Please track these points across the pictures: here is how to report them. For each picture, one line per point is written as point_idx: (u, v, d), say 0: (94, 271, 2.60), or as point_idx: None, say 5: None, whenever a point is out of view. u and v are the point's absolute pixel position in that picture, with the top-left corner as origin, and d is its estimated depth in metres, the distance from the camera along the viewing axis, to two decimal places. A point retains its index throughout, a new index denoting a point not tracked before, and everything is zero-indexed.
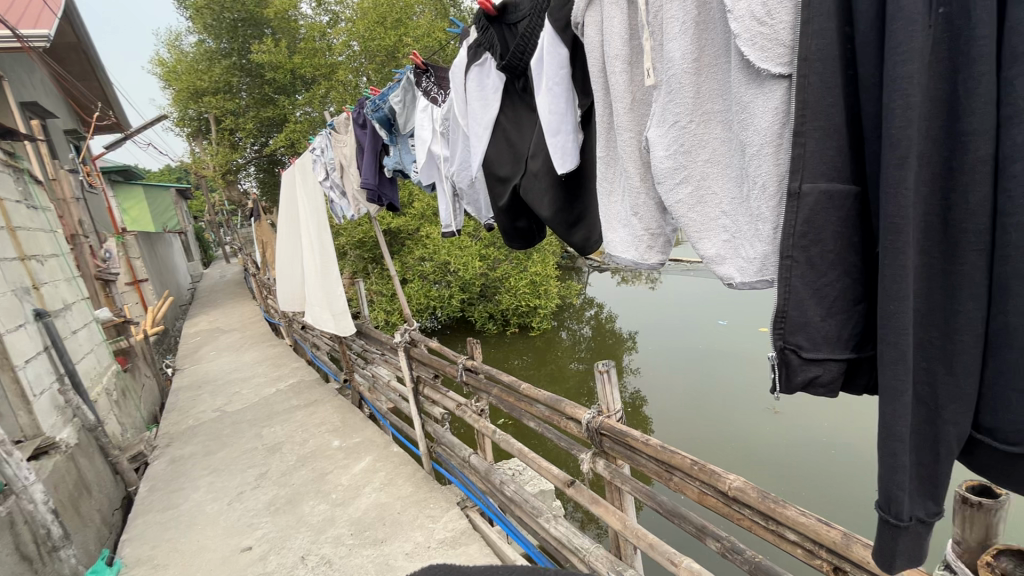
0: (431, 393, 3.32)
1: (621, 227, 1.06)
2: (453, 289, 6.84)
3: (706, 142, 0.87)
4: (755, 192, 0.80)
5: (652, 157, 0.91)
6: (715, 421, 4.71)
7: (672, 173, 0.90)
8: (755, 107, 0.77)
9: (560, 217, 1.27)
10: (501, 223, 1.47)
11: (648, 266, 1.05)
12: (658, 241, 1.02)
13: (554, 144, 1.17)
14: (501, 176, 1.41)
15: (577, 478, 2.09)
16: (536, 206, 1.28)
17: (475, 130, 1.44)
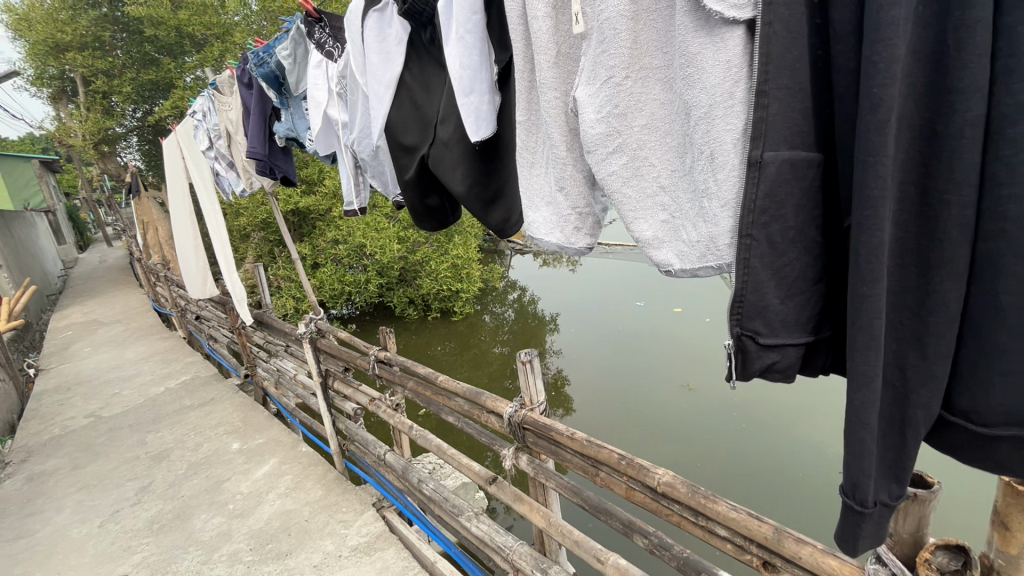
0: (342, 388, 3.05)
1: (545, 204, 0.92)
2: (370, 273, 6.44)
3: (643, 104, 0.75)
4: (700, 164, 0.69)
5: (582, 121, 0.77)
6: (634, 400, 4.82)
7: (605, 141, 0.76)
8: (699, 63, 0.66)
9: (476, 193, 1.09)
10: (410, 200, 1.26)
11: (575, 251, 0.92)
12: (586, 222, 0.89)
13: (465, 106, 0.98)
14: (405, 145, 1.19)
15: (499, 475, 1.96)
16: (449, 180, 1.10)
17: (374, 90, 1.20)
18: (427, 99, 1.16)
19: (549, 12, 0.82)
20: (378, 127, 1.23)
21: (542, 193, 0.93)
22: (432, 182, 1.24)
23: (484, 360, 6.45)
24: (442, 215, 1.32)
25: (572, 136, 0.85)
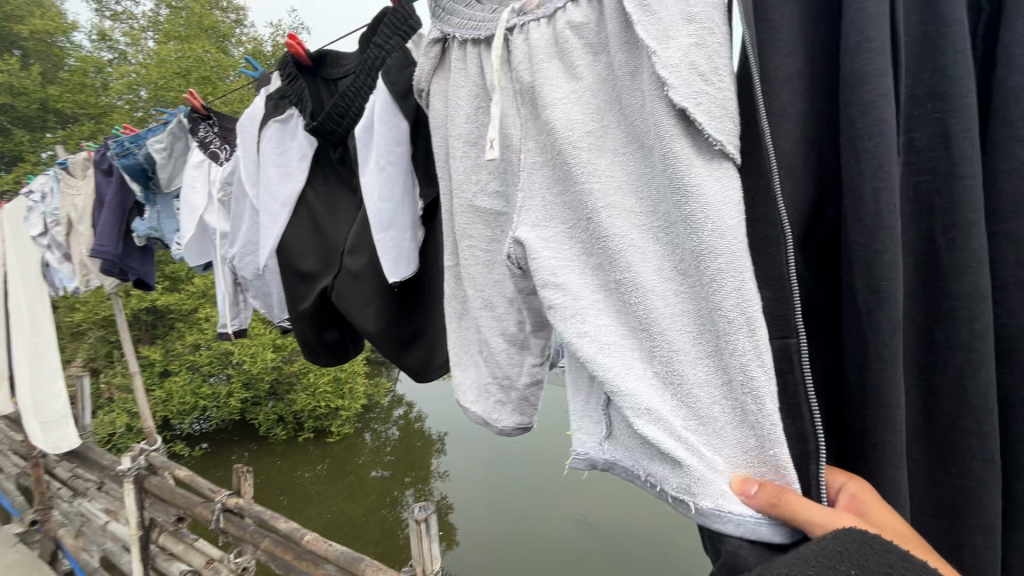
0: (170, 544, 2.39)
1: (471, 365, 0.80)
2: (234, 386, 5.55)
3: (628, 251, 0.58)
4: (722, 321, 0.51)
5: (541, 274, 0.62)
6: (523, 533, 4.48)
7: (579, 308, 0.59)
8: (700, 219, 0.51)
9: (389, 335, 0.95)
10: (304, 333, 1.07)
11: (499, 430, 0.78)
12: (512, 395, 0.75)
13: (380, 242, 0.87)
14: (303, 273, 1.04)
15: None
16: (358, 320, 0.96)
17: (268, 207, 1.04)
18: (333, 224, 1.03)
19: (473, 151, 0.75)
20: (269, 250, 1.05)
21: (467, 347, 0.81)
22: (332, 316, 1.08)
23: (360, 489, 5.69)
24: (340, 350, 1.13)
25: (490, 279, 0.75)
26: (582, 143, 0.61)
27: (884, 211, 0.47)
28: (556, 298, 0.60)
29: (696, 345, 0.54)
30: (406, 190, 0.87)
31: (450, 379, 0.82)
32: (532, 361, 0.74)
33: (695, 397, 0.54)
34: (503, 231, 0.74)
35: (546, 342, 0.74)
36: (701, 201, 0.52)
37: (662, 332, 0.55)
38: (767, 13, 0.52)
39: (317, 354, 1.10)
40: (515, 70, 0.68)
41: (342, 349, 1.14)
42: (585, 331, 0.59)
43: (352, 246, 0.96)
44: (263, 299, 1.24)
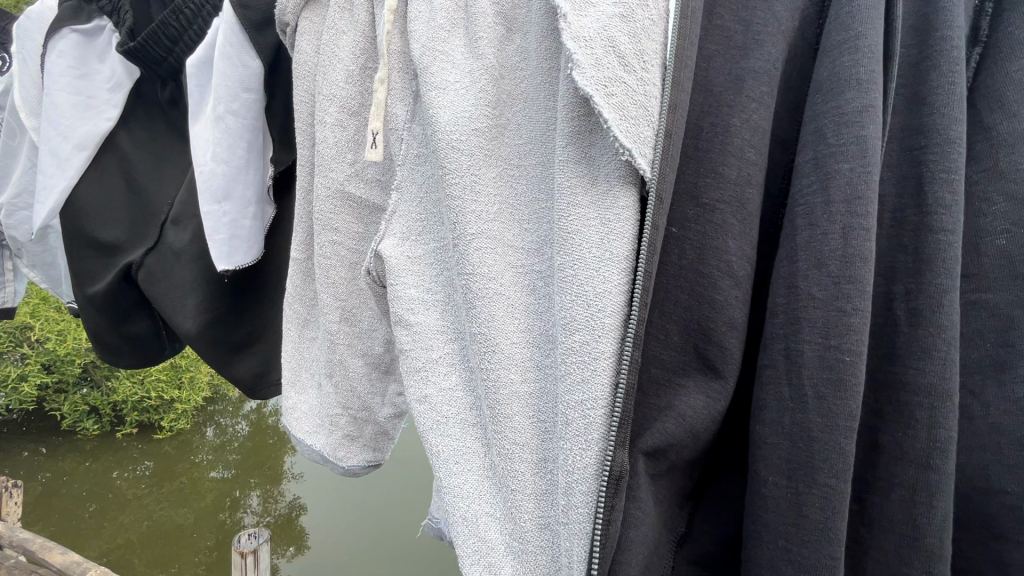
0: None
1: (315, 387, 0.67)
2: (29, 367, 4.50)
3: (498, 294, 0.47)
4: (574, 408, 0.43)
5: (395, 302, 0.51)
6: None
7: (426, 356, 0.50)
8: (565, 280, 0.44)
9: (212, 336, 0.79)
10: (88, 324, 0.86)
11: (345, 471, 0.65)
12: (365, 431, 0.64)
13: (211, 219, 0.67)
14: (99, 244, 0.83)
15: None
16: (173, 314, 0.78)
17: (52, 148, 0.77)
18: (152, 183, 0.83)
19: (353, 124, 0.59)
20: (50, 210, 0.80)
21: (317, 367, 0.67)
22: (139, 303, 0.87)
23: (191, 492, 4.98)
24: (153, 346, 0.93)
25: (350, 285, 0.61)
26: (467, 143, 0.49)
27: (858, 257, 0.39)
28: (402, 338, 0.51)
29: (537, 429, 0.46)
30: (252, 153, 0.69)
31: (278, 399, 0.66)
32: (395, 389, 0.64)
33: (516, 494, 0.45)
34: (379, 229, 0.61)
35: None
36: (568, 259, 0.44)
37: (507, 404, 0.46)
38: (720, 21, 0.47)
39: (114, 353, 0.89)
40: (410, 32, 0.53)
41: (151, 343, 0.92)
42: (427, 385, 0.50)
43: (176, 215, 0.77)
44: (44, 273, 1.01)
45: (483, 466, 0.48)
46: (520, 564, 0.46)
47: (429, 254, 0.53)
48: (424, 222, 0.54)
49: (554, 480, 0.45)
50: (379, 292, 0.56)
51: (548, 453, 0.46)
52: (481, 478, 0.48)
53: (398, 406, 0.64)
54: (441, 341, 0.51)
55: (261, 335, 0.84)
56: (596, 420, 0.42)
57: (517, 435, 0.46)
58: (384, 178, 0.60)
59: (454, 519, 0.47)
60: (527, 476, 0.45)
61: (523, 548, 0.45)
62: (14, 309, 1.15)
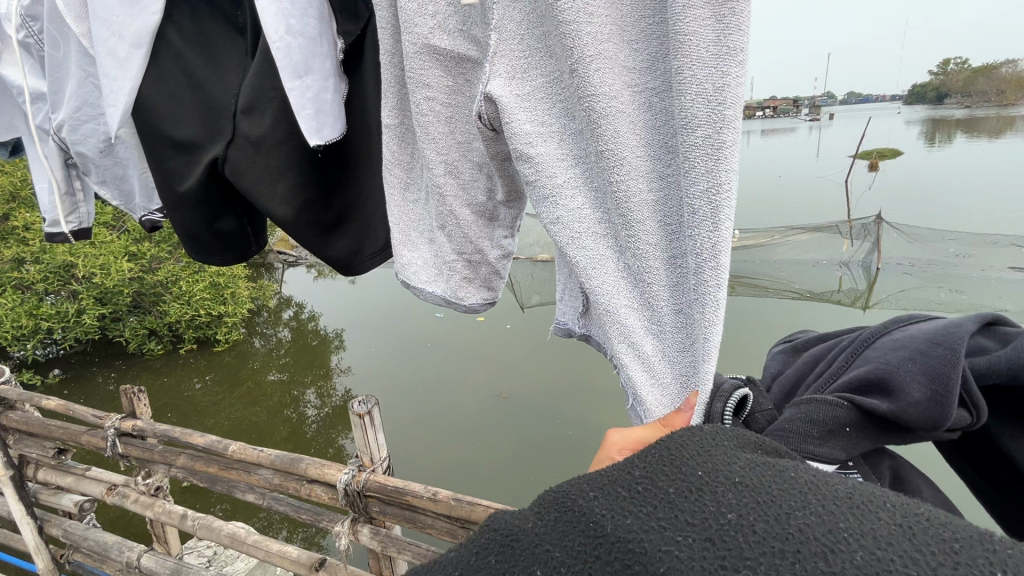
0: (52, 477, 2.11)
1: (426, 242, 0.74)
2: (83, 302, 4.80)
3: (616, 111, 0.53)
4: (699, 203, 0.48)
5: (514, 136, 0.57)
6: (438, 401, 4.72)
7: (552, 183, 0.57)
8: (684, 83, 0.48)
9: (309, 216, 0.84)
10: (180, 224, 0.91)
11: (464, 310, 0.74)
12: (480, 272, 0.72)
13: (298, 95, 0.73)
14: (178, 142, 0.85)
15: (328, 555, 1.55)
16: (265, 198, 0.81)
17: (111, 50, 0.80)
18: (215, 79, 0.83)
19: None
20: (120, 113, 0.83)
21: (423, 224, 0.75)
22: (224, 199, 0.91)
23: (259, 393, 5.60)
24: (240, 242, 0.98)
25: (451, 139, 0.66)
26: None
27: None
28: (528, 170, 0.58)
29: (664, 230, 0.54)
30: (323, 29, 0.74)
31: (393, 258, 0.74)
32: (502, 233, 0.71)
33: (652, 285, 0.54)
34: (467, 80, 0.63)
35: (518, 213, 0.71)
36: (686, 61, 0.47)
37: (637, 209, 0.53)
38: None
39: (206, 251, 0.95)
40: None
41: (237, 241, 0.98)
42: (557, 209, 0.57)
43: (248, 104, 0.79)
44: (115, 188, 1.05)
45: (616, 269, 0.57)
46: (660, 342, 0.55)
47: (541, 89, 0.58)
48: (534, 59, 0.58)
49: (683, 273, 0.53)
50: (491, 136, 0.62)
51: (676, 250, 0.53)
52: (618, 279, 0.57)
53: (506, 247, 0.72)
54: (563, 167, 0.57)
55: (355, 210, 0.90)
56: (722, 207, 0.47)
57: (644, 236, 0.54)
58: (470, 30, 0.61)
59: (602, 313, 0.56)
60: (657, 270, 0.54)
61: (661, 330, 0.55)
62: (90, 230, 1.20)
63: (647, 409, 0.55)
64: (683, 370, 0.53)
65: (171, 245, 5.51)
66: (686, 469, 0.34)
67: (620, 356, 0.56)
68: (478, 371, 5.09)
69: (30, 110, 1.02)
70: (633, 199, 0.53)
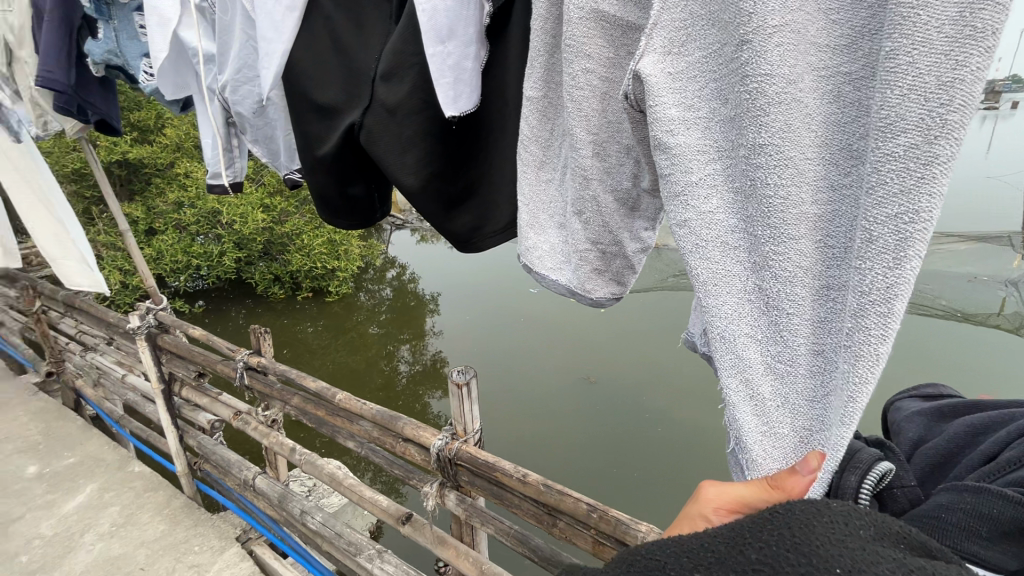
0: (193, 396, 2.41)
1: (555, 227, 0.69)
2: (225, 245, 5.47)
3: (784, 101, 0.44)
4: (881, 229, 0.39)
5: (654, 120, 0.50)
6: (523, 375, 4.77)
7: (687, 180, 0.50)
8: (892, 73, 0.37)
9: (435, 188, 0.82)
10: (315, 186, 0.94)
11: (590, 302, 0.69)
12: (613, 265, 0.66)
13: (438, 62, 0.70)
14: (320, 106, 0.87)
15: (414, 511, 1.61)
16: (393, 169, 0.80)
17: (270, 13, 0.83)
18: (359, 43, 0.83)
19: None
20: (273, 75, 0.86)
21: (554, 209, 0.69)
22: (355, 166, 0.92)
23: (360, 343, 6.06)
24: (366, 209, 1.00)
25: (601, 117, 0.59)
26: None
27: None
28: (663, 163, 0.51)
29: (821, 254, 0.45)
30: None
31: (517, 240, 0.70)
32: (642, 224, 0.64)
33: (790, 317, 0.46)
34: (628, 50, 0.56)
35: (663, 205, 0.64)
36: (900, 44, 0.37)
37: (789, 223, 0.45)
38: None
39: (335, 214, 0.97)
40: None
41: (364, 208, 1.00)
42: (687, 210, 0.50)
43: (386, 71, 0.77)
44: (265, 147, 1.10)
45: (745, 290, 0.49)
46: (781, 386, 0.47)
47: (697, 67, 0.50)
48: (695, 29, 0.50)
49: (836, 310, 0.44)
50: (636, 119, 0.55)
51: (830, 280, 0.45)
52: (744, 302, 0.49)
53: (646, 240, 0.65)
54: (702, 162, 0.50)
55: (480, 187, 0.86)
56: (912, 238, 0.37)
57: (796, 256, 0.45)
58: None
59: (714, 338, 0.50)
60: (803, 298, 0.46)
61: (788, 372, 0.47)
62: (240, 184, 1.29)
63: (750, 460, 0.48)
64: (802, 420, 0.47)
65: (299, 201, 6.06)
66: (819, 562, 0.38)
67: (727, 391, 0.49)
68: (565, 351, 5.07)
69: (202, 70, 1.10)
70: (790, 210, 0.45)
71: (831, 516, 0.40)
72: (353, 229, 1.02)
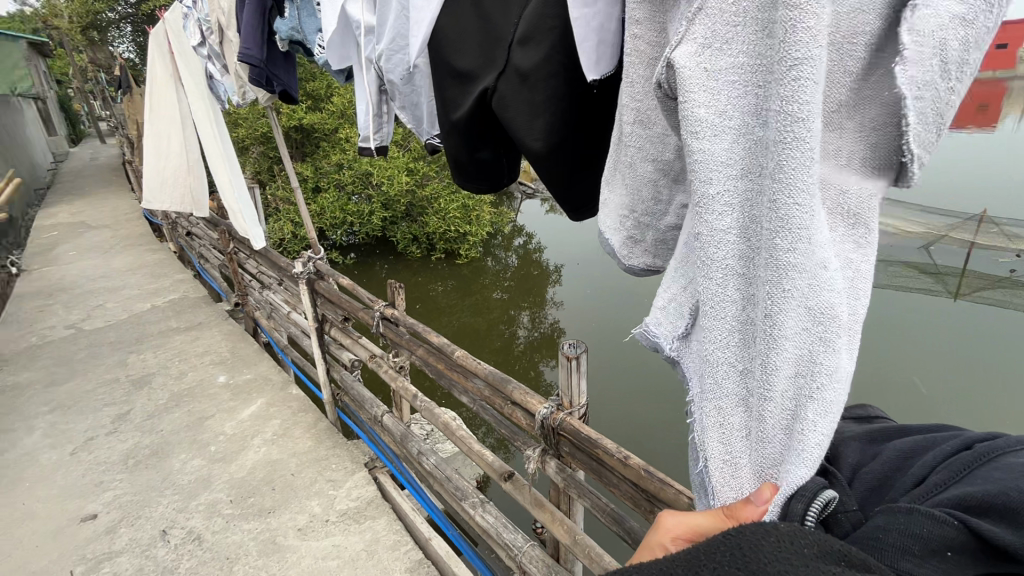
0: (339, 337, 2.75)
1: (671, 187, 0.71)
2: (374, 205, 6.08)
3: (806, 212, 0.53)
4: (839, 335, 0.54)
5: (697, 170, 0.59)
6: (640, 356, 4.65)
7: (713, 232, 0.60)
8: None
9: (561, 153, 0.82)
10: (449, 149, 0.98)
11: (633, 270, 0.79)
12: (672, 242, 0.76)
13: (582, 25, 0.70)
14: (460, 71, 0.89)
15: (516, 471, 1.68)
16: (520, 133, 0.81)
17: None
18: (499, 7, 0.82)
19: None
20: (423, 40, 0.91)
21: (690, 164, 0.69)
22: (485, 129, 0.94)
23: (483, 306, 6.36)
24: (493, 173, 1.02)
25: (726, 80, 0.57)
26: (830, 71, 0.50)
27: None
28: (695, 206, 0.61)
29: None
30: None
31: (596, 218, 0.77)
32: None
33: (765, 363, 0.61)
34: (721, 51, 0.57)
35: None
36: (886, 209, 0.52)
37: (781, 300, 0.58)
38: None
39: (465, 176, 1.02)
40: None
41: (492, 172, 1.02)
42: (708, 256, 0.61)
43: (524, 37, 0.78)
44: (411, 113, 1.19)
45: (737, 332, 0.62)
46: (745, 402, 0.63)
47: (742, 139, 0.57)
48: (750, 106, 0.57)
49: None
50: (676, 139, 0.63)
51: None
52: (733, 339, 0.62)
53: None
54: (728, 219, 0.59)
55: None
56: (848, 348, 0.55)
57: None
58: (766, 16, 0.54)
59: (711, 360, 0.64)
60: None
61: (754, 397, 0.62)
62: (387, 148, 1.41)
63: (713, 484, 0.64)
64: (767, 457, 0.60)
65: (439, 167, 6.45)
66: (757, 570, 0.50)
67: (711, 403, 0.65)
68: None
69: (362, 41, 1.20)
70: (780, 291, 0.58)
71: (773, 533, 0.52)
72: (479, 191, 1.06)
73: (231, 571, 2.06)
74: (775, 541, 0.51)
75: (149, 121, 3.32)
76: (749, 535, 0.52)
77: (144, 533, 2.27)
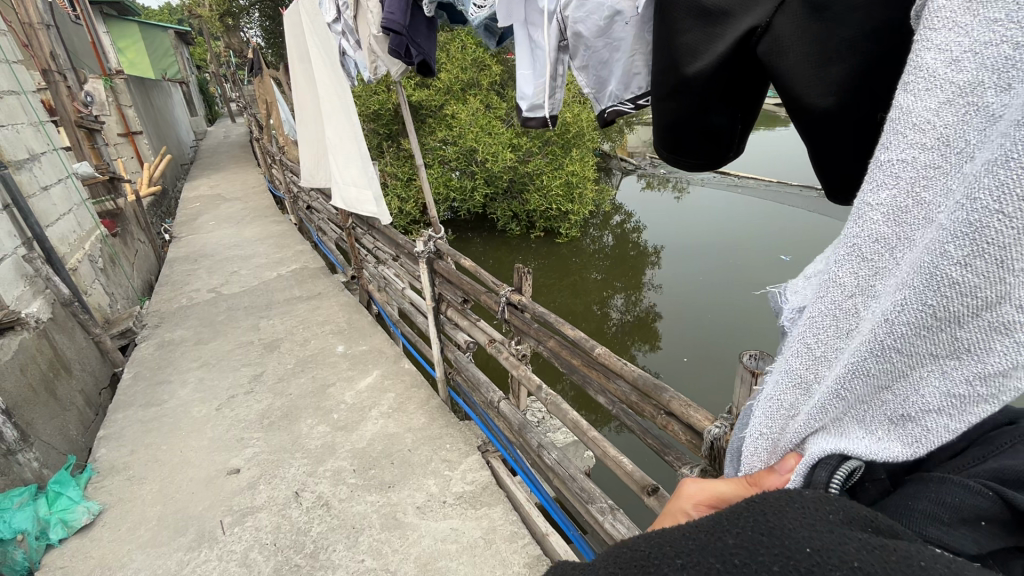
0: (456, 317, 2.72)
1: None
2: (477, 181, 6.10)
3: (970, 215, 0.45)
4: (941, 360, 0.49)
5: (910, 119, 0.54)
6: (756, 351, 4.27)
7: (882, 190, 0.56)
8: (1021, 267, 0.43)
9: (857, 106, 0.76)
10: (670, 108, 0.97)
11: None
12: None
13: None
14: (707, 15, 0.85)
15: (659, 485, 1.52)
16: (809, 86, 0.78)
17: None
18: None
19: None
20: None
21: None
22: (729, 91, 0.92)
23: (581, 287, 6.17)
24: (718, 141, 1.00)
25: None
26: None
27: None
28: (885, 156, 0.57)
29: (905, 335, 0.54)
30: None
31: None
32: None
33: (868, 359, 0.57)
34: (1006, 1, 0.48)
35: None
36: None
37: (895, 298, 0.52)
38: None
39: (685, 142, 1.01)
40: None
41: (713, 141, 1.00)
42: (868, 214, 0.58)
43: None
44: (599, 71, 1.22)
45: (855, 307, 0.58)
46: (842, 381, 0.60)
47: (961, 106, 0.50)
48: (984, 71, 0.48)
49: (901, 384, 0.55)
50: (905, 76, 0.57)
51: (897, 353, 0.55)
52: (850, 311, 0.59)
53: None
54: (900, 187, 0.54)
55: None
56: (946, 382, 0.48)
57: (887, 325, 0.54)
58: None
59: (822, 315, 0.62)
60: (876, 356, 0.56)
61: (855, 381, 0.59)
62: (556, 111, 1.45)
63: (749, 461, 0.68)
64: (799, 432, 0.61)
65: (542, 142, 6.25)
66: (786, 539, 0.48)
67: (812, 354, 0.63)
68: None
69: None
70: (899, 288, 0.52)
71: (805, 506, 0.51)
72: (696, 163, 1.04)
73: (358, 541, 2.13)
74: (798, 514, 0.50)
75: (297, 96, 3.51)
76: (772, 502, 0.52)
77: (280, 492, 2.42)
